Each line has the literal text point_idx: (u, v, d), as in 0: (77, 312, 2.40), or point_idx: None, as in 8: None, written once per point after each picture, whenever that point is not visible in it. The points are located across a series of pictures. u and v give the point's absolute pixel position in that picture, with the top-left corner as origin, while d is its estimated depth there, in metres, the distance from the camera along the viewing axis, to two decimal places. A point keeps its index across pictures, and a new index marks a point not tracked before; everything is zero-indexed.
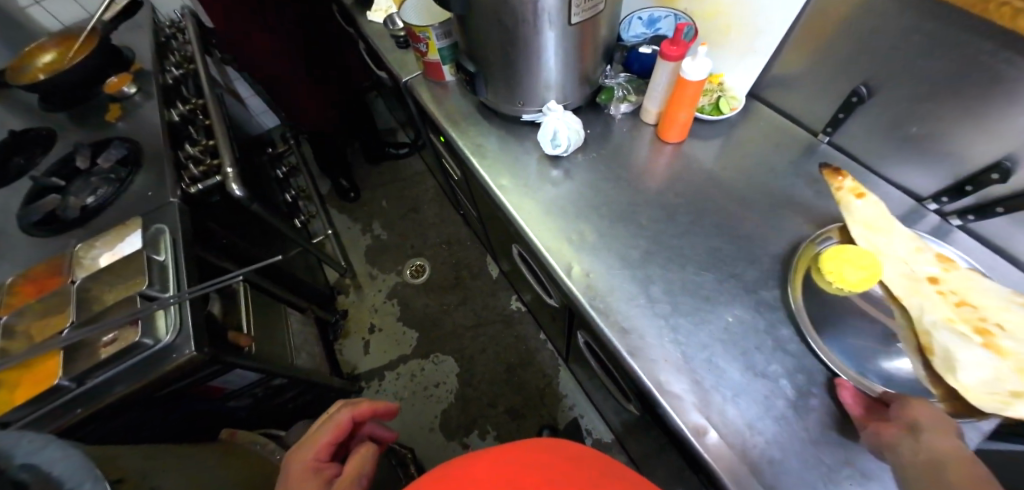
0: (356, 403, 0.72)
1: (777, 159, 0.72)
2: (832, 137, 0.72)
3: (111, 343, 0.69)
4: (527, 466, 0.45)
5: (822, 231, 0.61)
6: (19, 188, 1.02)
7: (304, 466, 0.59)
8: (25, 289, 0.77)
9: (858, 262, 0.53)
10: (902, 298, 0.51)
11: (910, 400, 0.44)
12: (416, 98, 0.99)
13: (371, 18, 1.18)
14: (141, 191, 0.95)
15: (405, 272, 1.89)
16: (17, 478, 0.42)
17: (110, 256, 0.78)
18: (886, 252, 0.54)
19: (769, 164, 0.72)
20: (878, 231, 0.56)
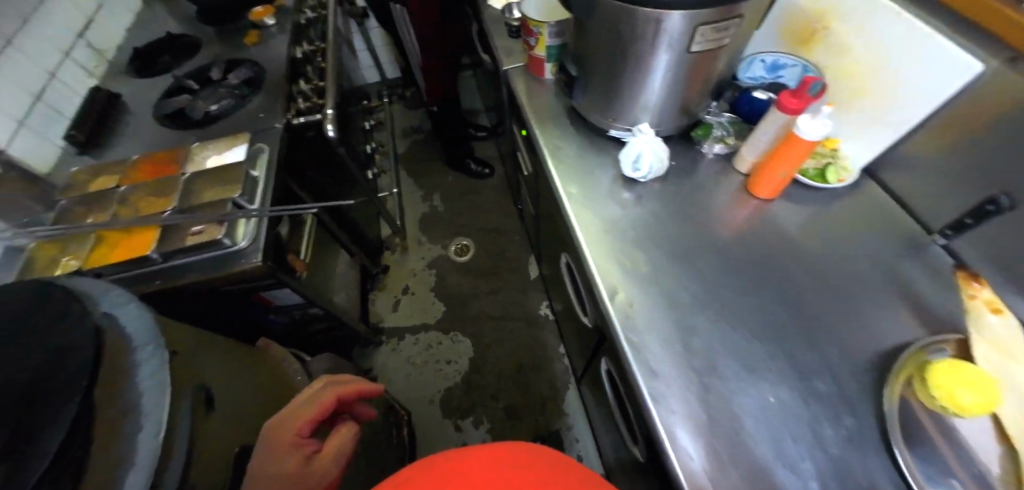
0: (342, 381, 0.72)
1: (868, 247, 0.66)
2: (948, 241, 0.65)
3: (198, 234, 0.77)
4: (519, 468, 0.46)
5: (937, 340, 0.56)
6: (161, 82, 1.18)
7: (284, 440, 0.58)
8: (143, 169, 0.89)
9: (977, 386, 0.47)
10: (1016, 437, 0.48)
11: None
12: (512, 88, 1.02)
13: (492, 3, 1.21)
14: (253, 111, 1.07)
15: (450, 247, 1.95)
16: (100, 323, 0.50)
17: (216, 160, 0.89)
18: (1012, 383, 0.50)
19: (858, 249, 0.66)
20: (1009, 359, 0.52)
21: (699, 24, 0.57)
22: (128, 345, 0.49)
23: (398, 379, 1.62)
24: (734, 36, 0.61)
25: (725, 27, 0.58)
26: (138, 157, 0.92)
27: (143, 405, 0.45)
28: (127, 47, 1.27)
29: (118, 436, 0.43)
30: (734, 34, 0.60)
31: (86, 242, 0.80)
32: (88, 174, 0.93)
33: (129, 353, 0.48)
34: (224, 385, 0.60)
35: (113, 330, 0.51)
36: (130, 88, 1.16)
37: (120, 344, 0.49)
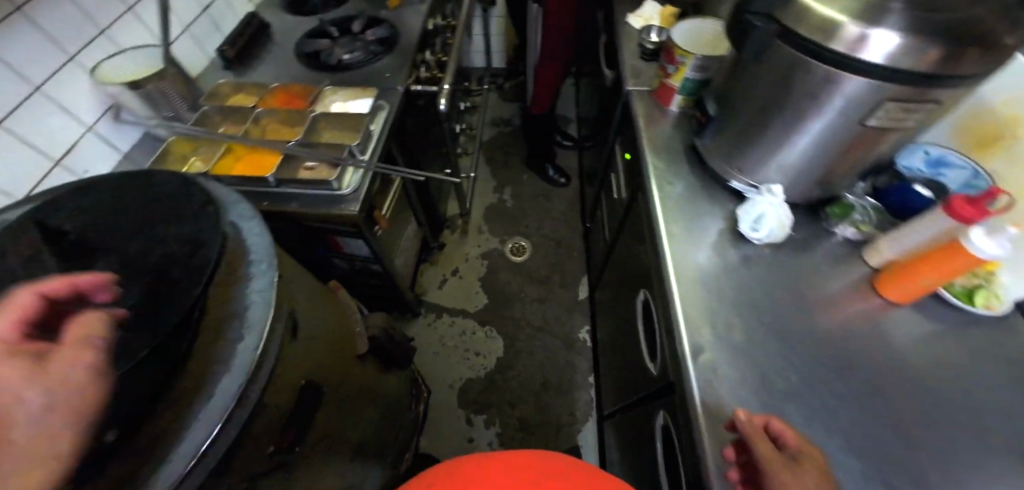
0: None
1: (1006, 392, 0.58)
2: None
3: (311, 170, 0.84)
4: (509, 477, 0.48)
5: None
6: (306, 22, 1.26)
7: None
8: (278, 97, 0.97)
9: None
10: None
11: (813, 456, 0.47)
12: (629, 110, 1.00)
13: (629, 21, 1.15)
14: (380, 70, 1.12)
15: (508, 244, 1.95)
16: (226, 229, 0.54)
17: (341, 107, 0.96)
18: None
19: (992, 392, 0.58)
20: None
21: (888, 99, 0.52)
22: (243, 258, 0.53)
23: (426, 354, 1.66)
24: (919, 121, 0.56)
25: (916, 107, 0.53)
26: (276, 85, 0.99)
27: (246, 317, 0.48)
28: None
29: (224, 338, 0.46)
30: (920, 118, 0.55)
31: (216, 150, 0.88)
32: (230, 89, 1.01)
33: (244, 265, 0.52)
34: (307, 319, 0.62)
35: (234, 238, 0.54)
36: (279, 21, 1.26)
37: (236, 255, 0.53)
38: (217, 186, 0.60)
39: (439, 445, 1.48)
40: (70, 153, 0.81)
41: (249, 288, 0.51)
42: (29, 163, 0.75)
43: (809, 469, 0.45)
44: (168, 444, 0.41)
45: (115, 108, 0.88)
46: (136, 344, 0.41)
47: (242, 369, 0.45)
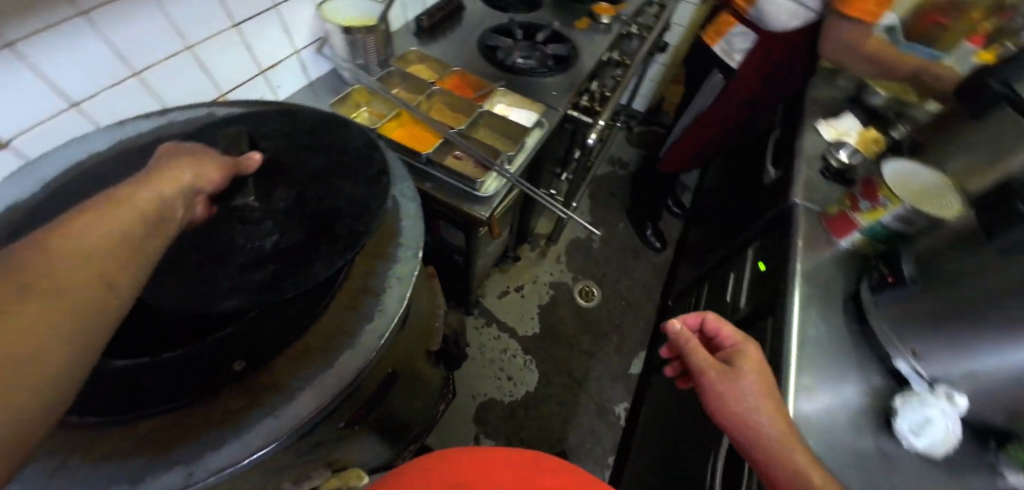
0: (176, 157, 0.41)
1: None
2: None
3: (457, 160, 0.87)
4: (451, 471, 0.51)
5: None
6: (496, 16, 1.31)
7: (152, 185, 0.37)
8: (454, 83, 1.02)
9: None
10: None
11: (747, 357, 0.61)
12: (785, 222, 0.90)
13: (821, 128, 1.00)
14: (546, 85, 1.13)
15: (577, 286, 1.69)
16: (388, 203, 0.56)
17: (503, 109, 1.00)
18: None
19: None
20: None
21: None
22: (394, 237, 0.55)
23: None
24: None
25: None
26: (458, 69, 1.02)
27: (382, 300, 0.50)
28: None
29: None
30: None
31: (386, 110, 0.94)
32: (415, 58, 1.07)
33: (393, 244, 0.54)
34: (414, 308, 0.63)
35: (392, 213, 0.57)
36: (474, 8, 1.32)
37: (389, 233, 0.55)
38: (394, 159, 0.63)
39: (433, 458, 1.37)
40: (275, 66, 0.90)
41: (391, 267, 0.53)
42: (244, 65, 0.83)
43: (742, 368, 0.60)
44: (282, 393, 0.44)
45: (322, 40, 0.96)
46: (288, 287, 0.42)
47: (363, 352, 0.46)
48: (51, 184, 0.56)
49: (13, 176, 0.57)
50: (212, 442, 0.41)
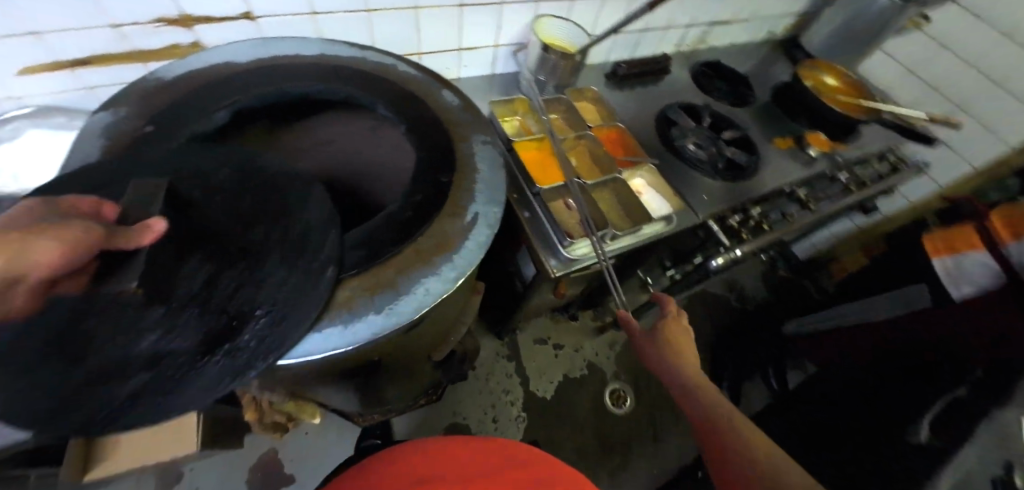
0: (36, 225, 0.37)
1: None
2: None
3: (565, 208, 0.84)
4: (449, 464, 0.64)
5: None
6: (694, 94, 1.23)
7: None
8: (608, 137, 0.97)
9: None
10: None
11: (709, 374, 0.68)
12: None
13: None
14: (702, 183, 1.02)
15: (611, 385, 1.51)
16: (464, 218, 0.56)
17: (641, 187, 0.91)
18: None
19: None
20: None
21: None
22: (450, 250, 0.55)
23: None
24: None
25: None
26: (622, 127, 0.98)
27: (398, 300, 0.50)
28: (714, 55, 1.36)
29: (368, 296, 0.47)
30: None
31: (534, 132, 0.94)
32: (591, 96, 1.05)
33: (444, 257, 0.54)
34: (432, 316, 0.62)
35: (462, 230, 0.57)
36: (677, 77, 1.26)
37: (447, 244, 0.55)
38: (500, 183, 0.64)
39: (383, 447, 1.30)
40: (470, 49, 0.97)
41: (425, 277, 0.52)
42: (448, 38, 0.92)
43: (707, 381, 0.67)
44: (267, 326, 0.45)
45: (521, 45, 1.01)
46: None
47: (354, 337, 0.47)
48: (261, 62, 0.68)
49: (249, 43, 0.70)
50: (144, 405, 0.40)
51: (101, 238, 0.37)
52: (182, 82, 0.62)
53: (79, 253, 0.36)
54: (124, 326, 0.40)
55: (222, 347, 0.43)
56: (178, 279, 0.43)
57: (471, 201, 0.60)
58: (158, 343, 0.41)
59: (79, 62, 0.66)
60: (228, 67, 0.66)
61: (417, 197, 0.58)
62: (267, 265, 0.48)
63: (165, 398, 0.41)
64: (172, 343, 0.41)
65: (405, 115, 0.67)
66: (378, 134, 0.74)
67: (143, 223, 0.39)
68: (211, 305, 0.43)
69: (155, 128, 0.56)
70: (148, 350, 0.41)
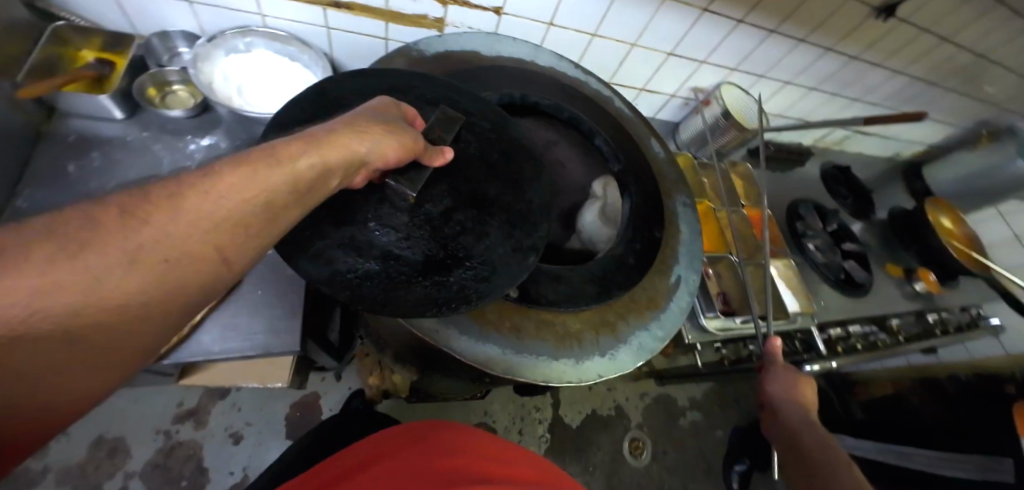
0: (377, 117, 0.40)
1: None
2: None
3: (708, 276, 0.86)
4: (472, 453, 0.60)
5: None
6: (821, 193, 1.25)
7: (344, 133, 0.36)
8: (754, 218, 1.00)
9: None
10: None
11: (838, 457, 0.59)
12: None
13: None
14: (819, 287, 1.05)
15: (633, 434, 1.53)
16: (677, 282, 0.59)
17: (776, 275, 0.93)
18: None
19: None
20: None
21: None
22: (658, 308, 0.57)
23: None
24: None
25: None
26: (767, 211, 1.01)
27: (618, 348, 0.52)
28: (843, 159, 1.38)
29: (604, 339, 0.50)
30: None
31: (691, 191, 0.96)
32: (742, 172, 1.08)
33: (654, 314, 0.56)
34: None
35: (668, 289, 0.59)
36: (809, 171, 1.28)
37: (657, 301, 0.57)
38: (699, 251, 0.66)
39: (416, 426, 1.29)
40: (651, 92, 0.98)
41: (638, 330, 0.54)
42: (641, 76, 0.92)
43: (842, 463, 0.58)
44: (518, 341, 0.48)
45: (694, 102, 1.03)
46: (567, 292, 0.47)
47: (584, 374, 0.49)
48: (507, 61, 0.68)
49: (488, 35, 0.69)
50: (360, 292, 0.43)
51: (420, 149, 0.43)
52: (440, 62, 0.63)
53: (408, 157, 0.41)
54: (377, 212, 0.44)
55: (431, 275, 0.45)
56: (427, 198, 0.46)
57: (676, 263, 0.62)
58: (394, 245, 0.44)
59: (338, 4, 0.67)
60: (475, 57, 0.66)
61: (637, 247, 0.59)
62: (490, 223, 0.49)
63: (375, 300, 0.43)
64: (402, 250, 0.44)
65: (624, 153, 0.68)
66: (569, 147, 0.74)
67: (440, 147, 0.45)
68: (440, 235, 0.46)
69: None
70: (383, 247, 0.44)
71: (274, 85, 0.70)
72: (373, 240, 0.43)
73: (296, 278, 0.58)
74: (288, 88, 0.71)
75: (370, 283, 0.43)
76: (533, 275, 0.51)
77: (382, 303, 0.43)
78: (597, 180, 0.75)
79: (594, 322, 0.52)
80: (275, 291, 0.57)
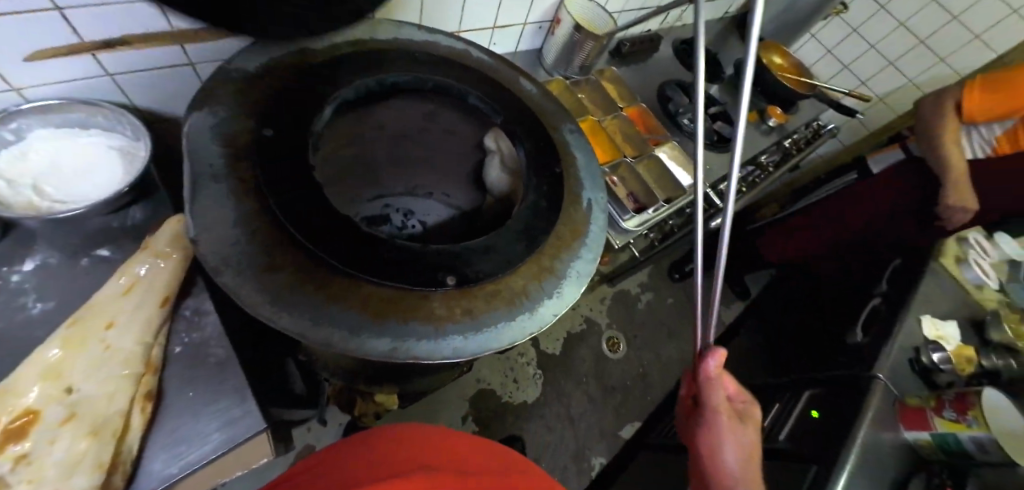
0: None
1: None
2: None
3: (613, 182, 0.92)
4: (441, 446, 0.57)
5: None
6: (679, 71, 1.36)
7: None
8: (634, 115, 1.08)
9: None
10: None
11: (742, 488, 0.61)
12: (862, 399, 0.98)
13: (927, 323, 1.14)
14: (702, 155, 1.19)
15: (606, 335, 1.68)
16: (588, 205, 0.64)
17: (665, 158, 1.03)
18: None
19: None
20: None
21: None
22: (582, 235, 0.61)
23: None
24: None
25: None
26: (641, 105, 1.09)
27: (561, 284, 0.55)
28: (686, 31, 1.49)
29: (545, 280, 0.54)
30: None
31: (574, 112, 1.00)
32: (609, 77, 1.13)
33: (580, 241, 0.60)
34: None
35: (585, 213, 0.64)
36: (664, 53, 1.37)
37: (577, 229, 0.61)
38: (598, 168, 0.70)
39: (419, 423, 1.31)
40: (502, 27, 0.96)
41: (571, 261, 0.58)
42: (487, 15, 0.90)
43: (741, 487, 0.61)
44: (472, 321, 0.48)
45: (547, 23, 1.03)
46: (474, 263, 0.50)
47: (541, 319, 0.51)
48: (344, 48, 0.62)
49: None
50: None
51: None
52: (272, 73, 0.54)
53: None
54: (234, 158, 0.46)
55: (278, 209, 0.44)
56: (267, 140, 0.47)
57: (583, 188, 0.66)
58: (247, 183, 0.45)
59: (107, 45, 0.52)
60: (307, 56, 0.59)
61: (544, 188, 0.61)
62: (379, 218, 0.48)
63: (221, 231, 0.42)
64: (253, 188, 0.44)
65: (502, 104, 0.68)
66: (449, 114, 0.72)
67: None
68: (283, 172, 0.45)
69: (275, 130, 0.48)
70: (237, 187, 0.44)
71: (76, 165, 0.55)
72: (230, 179, 0.44)
73: (223, 358, 0.51)
74: (97, 159, 0.56)
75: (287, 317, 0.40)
76: (461, 259, 0.50)
77: (305, 336, 0.40)
78: (488, 135, 0.74)
79: (531, 270, 0.54)
80: (206, 383, 0.50)
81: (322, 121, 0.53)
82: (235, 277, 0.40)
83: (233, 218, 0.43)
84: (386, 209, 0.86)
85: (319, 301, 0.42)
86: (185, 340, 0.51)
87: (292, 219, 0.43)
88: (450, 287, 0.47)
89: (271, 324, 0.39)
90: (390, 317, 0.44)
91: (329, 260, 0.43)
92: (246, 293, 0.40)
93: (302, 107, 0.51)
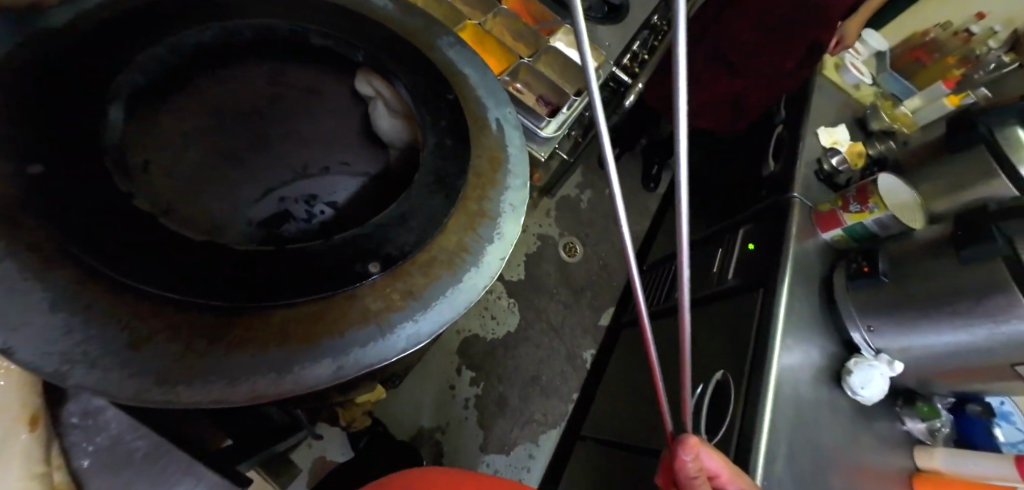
0: None
1: (854, 461, 0.85)
2: (880, 350, 0.90)
3: (518, 91, 0.85)
4: None
5: None
6: None
7: None
8: (515, 6, 0.96)
9: None
10: None
11: None
12: (789, 220, 1.09)
13: (824, 134, 1.26)
14: (595, 34, 1.12)
15: (561, 242, 1.71)
16: (497, 127, 0.57)
17: (563, 47, 0.94)
18: None
19: (861, 419, 0.89)
20: None
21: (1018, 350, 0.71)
22: (502, 163, 0.55)
23: None
24: (1007, 384, 0.77)
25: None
26: None
27: (498, 223, 0.50)
28: None
29: (479, 227, 0.49)
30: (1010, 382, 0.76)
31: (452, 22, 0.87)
32: None
33: (503, 170, 0.54)
34: None
35: (497, 135, 0.57)
36: None
37: (495, 158, 0.55)
38: (495, 82, 0.62)
39: (413, 391, 1.32)
40: None
41: (502, 197, 0.52)
42: None
43: None
44: (417, 301, 0.42)
45: None
46: (394, 238, 0.44)
47: (491, 269, 0.47)
48: (104, 12, 0.45)
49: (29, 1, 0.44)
50: None
51: None
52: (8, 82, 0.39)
53: None
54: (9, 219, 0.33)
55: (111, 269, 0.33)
56: (44, 185, 0.34)
57: (486, 109, 0.59)
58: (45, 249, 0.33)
59: None
60: (49, 36, 0.42)
61: (443, 123, 0.53)
62: None
63: (41, 323, 0.32)
64: (60, 250, 0.33)
65: (356, 36, 0.55)
66: (295, 67, 0.60)
67: None
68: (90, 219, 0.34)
69: (48, 166, 0.35)
70: (33, 258, 0.32)
71: None
72: (17, 251, 0.32)
73: (150, 446, 0.42)
74: None
75: (189, 390, 0.33)
76: (378, 240, 0.43)
77: (223, 400, 0.34)
78: (359, 79, 0.61)
79: (463, 222, 0.49)
80: (144, 477, 0.41)
81: (114, 125, 0.42)
82: (92, 371, 0.32)
83: (51, 298, 0.32)
84: (283, 202, 0.58)
85: (225, 353, 0.35)
86: (92, 447, 0.42)
87: (140, 276, 0.34)
88: (377, 275, 0.41)
89: (173, 404, 0.33)
90: (319, 336, 0.38)
91: (210, 303, 0.35)
92: (119, 384, 0.32)
93: (73, 114, 0.39)
